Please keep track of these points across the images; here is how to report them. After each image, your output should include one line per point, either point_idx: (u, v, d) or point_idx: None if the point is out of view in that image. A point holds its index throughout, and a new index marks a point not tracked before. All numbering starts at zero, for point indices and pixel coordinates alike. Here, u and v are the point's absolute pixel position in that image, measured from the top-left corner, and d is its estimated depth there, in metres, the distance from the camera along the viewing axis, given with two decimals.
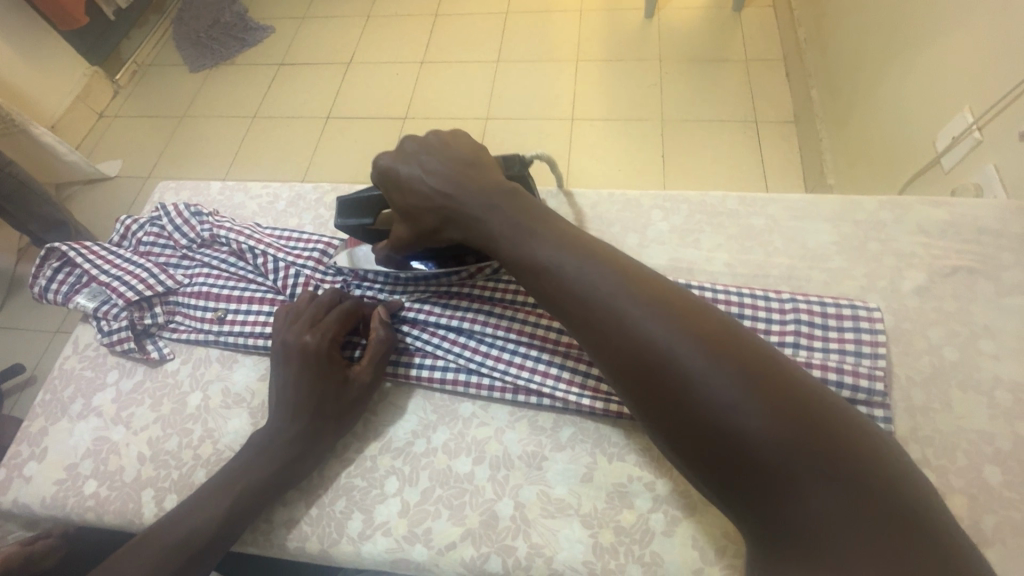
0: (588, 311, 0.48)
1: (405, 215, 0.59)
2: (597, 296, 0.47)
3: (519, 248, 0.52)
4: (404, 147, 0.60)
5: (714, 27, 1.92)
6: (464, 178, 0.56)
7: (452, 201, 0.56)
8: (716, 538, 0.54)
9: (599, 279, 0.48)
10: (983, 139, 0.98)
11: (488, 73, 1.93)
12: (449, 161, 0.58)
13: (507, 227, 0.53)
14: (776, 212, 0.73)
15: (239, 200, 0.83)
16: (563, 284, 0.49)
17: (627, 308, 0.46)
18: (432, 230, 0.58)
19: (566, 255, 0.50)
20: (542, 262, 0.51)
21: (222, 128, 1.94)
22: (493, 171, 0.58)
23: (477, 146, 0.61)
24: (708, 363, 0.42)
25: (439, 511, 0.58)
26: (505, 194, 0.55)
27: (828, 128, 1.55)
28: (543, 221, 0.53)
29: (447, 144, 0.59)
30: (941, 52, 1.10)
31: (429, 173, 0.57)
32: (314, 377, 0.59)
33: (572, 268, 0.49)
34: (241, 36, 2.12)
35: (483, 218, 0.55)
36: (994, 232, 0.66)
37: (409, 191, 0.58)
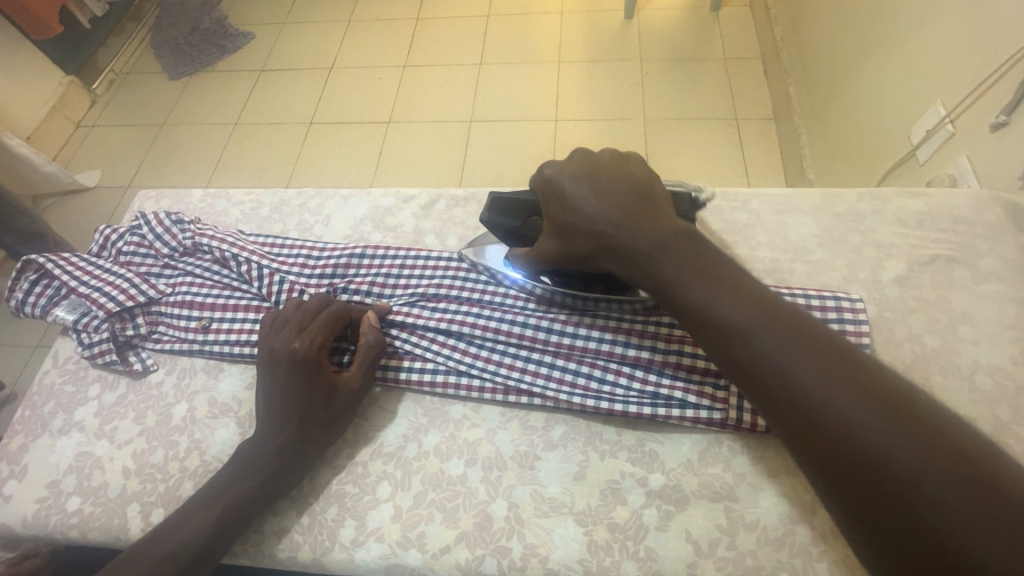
0: (772, 377, 0.42)
1: (557, 231, 0.56)
2: (785, 363, 0.41)
3: (690, 298, 0.47)
4: (573, 163, 0.57)
5: (693, 27, 1.94)
6: (632, 210, 0.52)
7: (617, 228, 0.51)
8: (709, 531, 0.54)
9: (790, 345, 0.42)
10: (956, 131, 1.01)
11: (471, 77, 1.93)
12: (621, 186, 0.54)
13: (677, 273, 0.48)
14: (757, 206, 0.74)
15: (221, 207, 0.82)
16: (742, 346, 0.43)
17: (828, 381, 0.40)
18: (584, 255, 0.54)
19: (745, 313, 0.44)
20: (714, 319, 0.45)
21: (202, 136, 1.91)
22: (667, 206, 0.53)
23: (652, 174, 0.56)
24: (920, 451, 0.36)
25: (432, 515, 0.57)
26: (676, 233, 0.50)
27: (807, 124, 1.58)
28: (716, 274, 0.47)
29: (619, 168, 0.56)
30: (916, 47, 1.12)
31: (597, 198, 0.53)
32: (304, 384, 0.58)
33: (767, 336, 0.43)
34: (221, 43, 2.10)
35: (654, 258, 0.49)
36: (968, 221, 0.68)
37: (570, 211, 0.54)
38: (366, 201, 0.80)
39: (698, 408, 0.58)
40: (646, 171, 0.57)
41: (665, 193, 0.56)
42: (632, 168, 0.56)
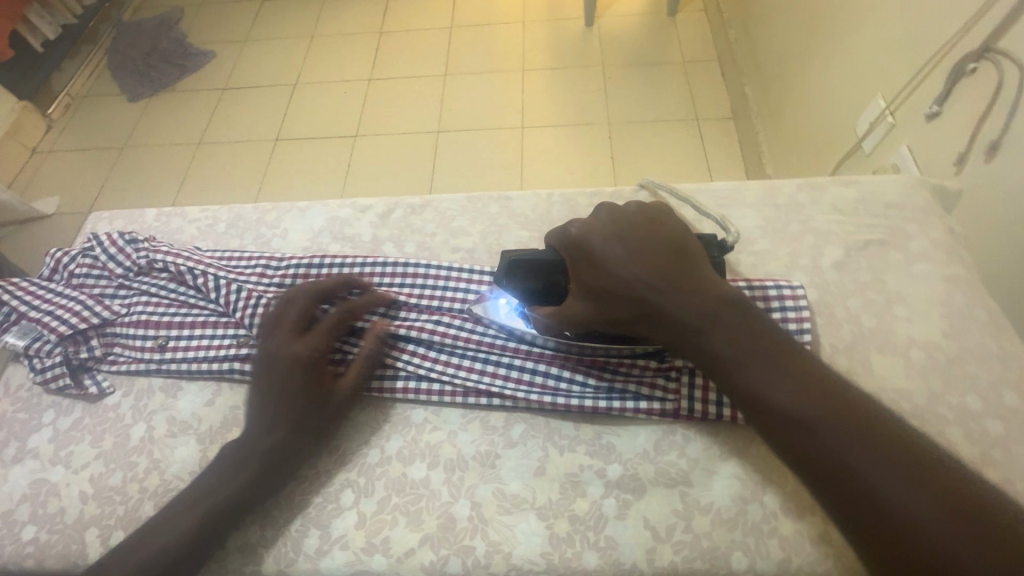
0: (814, 452, 0.45)
1: (593, 293, 0.56)
2: (829, 440, 0.44)
3: (740, 374, 0.48)
4: (603, 221, 0.58)
5: (651, 32, 2.00)
6: (674, 275, 0.53)
7: (654, 293, 0.53)
8: (666, 516, 0.56)
9: (833, 421, 0.45)
10: (896, 123, 1.06)
11: (437, 88, 1.95)
12: (656, 246, 0.55)
13: (729, 349, 0.49)
14: (704, 201, 0.77)
15: (177, 224, 0.81)
16: (789, 422, 0.46)
17: (867, 454, 0.43)
18: (620, 318, 0.55)
19: (791, 391, 0.47)
20: (763, 396, 0.47)
21: (165, 157, 1.89)
22: (703, 262, 0.55)
23: (682, 228, 0.58)
24: (941, 517, 0.40)
25: (396, 519, 0.58)
26: (721, 301, 0.51)
27: (764, 121, 1.64)
28: (764, 345, 0.49)
29: (652, 225, 0.57)
30: (855, 45, 1.18)
31: (635, 260, 0.54)
32: (302, 386, 0.59)
33: (797, 403, 0.46)
34: (181, 62, 2.08)
35: (705, 330, 0.50)
36: (899, 206, 0.72)
37: (607, 275, 0.54)
38: (323, 213, 0.80)
39: (651, 400, 0.60)
40: (677, 223, 0.58)
41: (697, 245, 0.57)
42: (664, 226, 0.57)
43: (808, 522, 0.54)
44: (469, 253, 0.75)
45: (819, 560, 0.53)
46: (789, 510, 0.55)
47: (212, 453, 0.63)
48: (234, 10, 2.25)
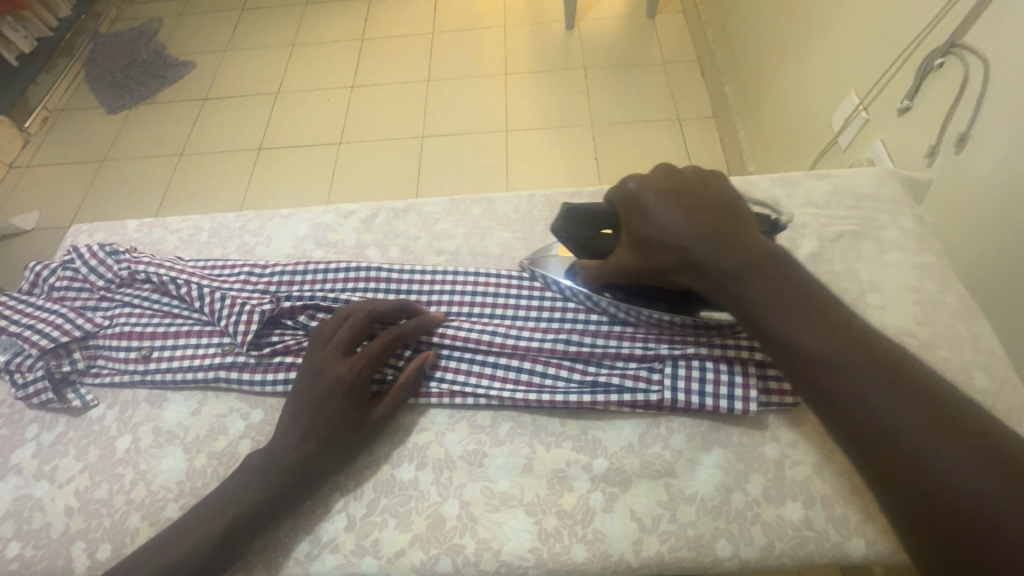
0: (840, 395, 0.43)
1: (638, 242, 0.56)
2: (860, 385, 0.43)
3: (774, 320, 0.47)
4: (656, 176, 0.58)
5: (632, 34, 2.02)
6: (720, 226, 0.52)
7: (697, 243, 0.52)
8: (652, 507, 0.57)
9: (867, 366, 0.43)
10: (869, 117, 1.09)
11: (420, 93, 1.96)
12: (706, 202, 0.55)
13: (767, 295, 0.48)
14: None
15: (158, 235, 0.81)
16: (819, 366, 0.44)
17: (896, 401, 0.41)
18: (663, 269, 0.55)
19: (827, 338, 0.45)
20: (796, 340, 0.46)
21: (147, 169, 1.87)
22: (750, 222, 0.54)
23: (734, 191, 0.57)
24: (991, 491, 0.36)
25: (386, 521, 0.58)
26: (766, 254, 0.50)
27: (744, 119, 1.67)
28: (804, 296, 0.48)
29: (705, 184, 0.56)
30: (828, 43, 1.21)
31: (683, 211, 0.54)
32: (341, 405, 0.57)
33: (838, 357, 0.44)
34: (161, 74, 2.07)
35: (744, 276, 0.50)
36: (870, 198, 0.74)
37: (653, 223, 0.54)
38: (306, 219, 0.81)
39: (635, 394, 0.61)
40: (730, 188, 0.57)
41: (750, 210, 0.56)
42: (717, 186, 0.56)
43: (790, 507, 0.56)
44: (453, 256, 0.76)
45: (801, 544, 0.54)
46: (772, 496, 0.56)
47: (199, 463, 0.63)
48: (214, 19, 2.24)
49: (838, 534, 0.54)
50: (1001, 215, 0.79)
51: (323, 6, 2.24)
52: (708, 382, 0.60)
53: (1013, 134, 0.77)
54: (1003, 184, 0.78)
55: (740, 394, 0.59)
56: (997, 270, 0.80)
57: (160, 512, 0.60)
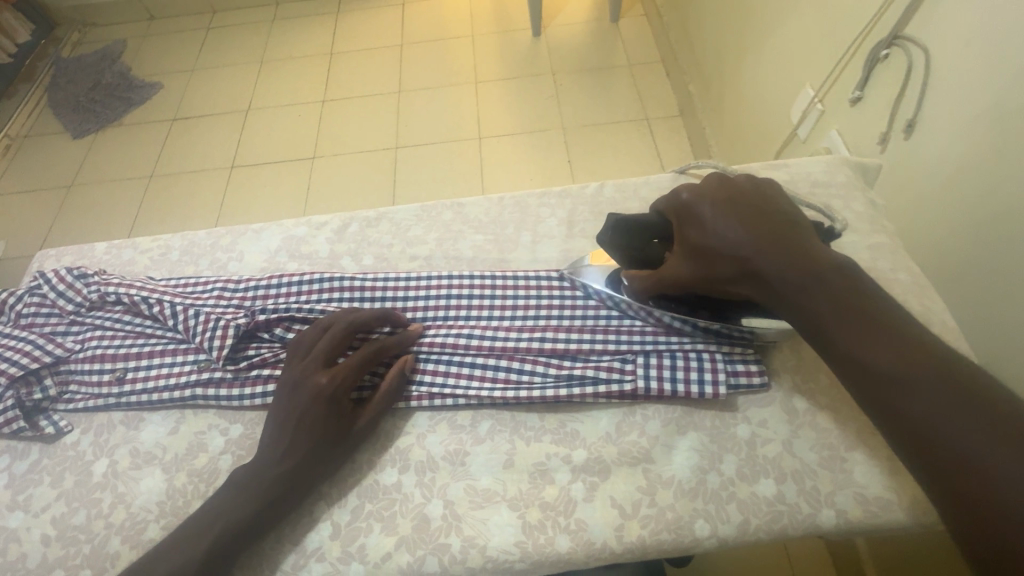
0: (907, 409, 0.43)
1: (692, 251, 0.57)
2: (928, 400, 0.42)
3: (836, 329, 0.48)
4: (713, 188, 0.59)
5: (598, 38, 2.07)
6: (779, 235, 0.53)
7: (758, 253, 0.53)
8: (631, 493, 0.58)
9: (937, 381, 0.42)
10: (825, 109, 1.14)
11: (392, 105, 1.97)
12: (763, 212, 0.56)
13: (831, 305, 0.48)
14: (648, 193, 0.80)
15: (128, 256, 0.80)
16: (885, 379, 0.44)
17: (965, 415, 0.40)
18: (721, 279, 0.55)
19: (893, 352, 0.44)
20: (861, 354, 0.46)
21: (116, 192, 1.84)
22: (807, 231, 0.54)
23: (789, 203, 0.58)
24: None
25: (371, 526, 0.58)
26: (825, 261, 0.50)
27: (709, 117, 1.71)
28: (870, 308, 0.47)
29: (766, 194, 0.57)
30: (784, 39, 1.26)
31: (740, 221, 0.55)
32: (325, 415, 0.58)
33: (891, 360, 0.44)
34: (126, 96, 2.04)
35: (806, 287, 0.50)
36: (824, 184, 0.78)
37: (710, 233, 0.55)
38: (278, 233, 0.81)
39: (609, 384, 0.62)
40: (785, 200, 0.58)
41: (805, 217, 0.57)
42: (777, 198, 0.57)
43: (763, 484, 0.58)
44: (427, 261, 0.77)
45: (776, 519, 0.56)
46: (745, 475, 0.58)
47: (179, 481, 0.62)
48: (178, 39, 2.22)
49: (810, 507, 0.56)
50: (949, 196, 0.83)
51: (289, 22, 2.24)
52: (680, 369, 0.62)
53: (957, 118, 0.81)
54: (951, 166, 0.82)
55: (711, 378, 0.62)
56: (946, 249, 0.84)
57: (141, 533, 0.59)
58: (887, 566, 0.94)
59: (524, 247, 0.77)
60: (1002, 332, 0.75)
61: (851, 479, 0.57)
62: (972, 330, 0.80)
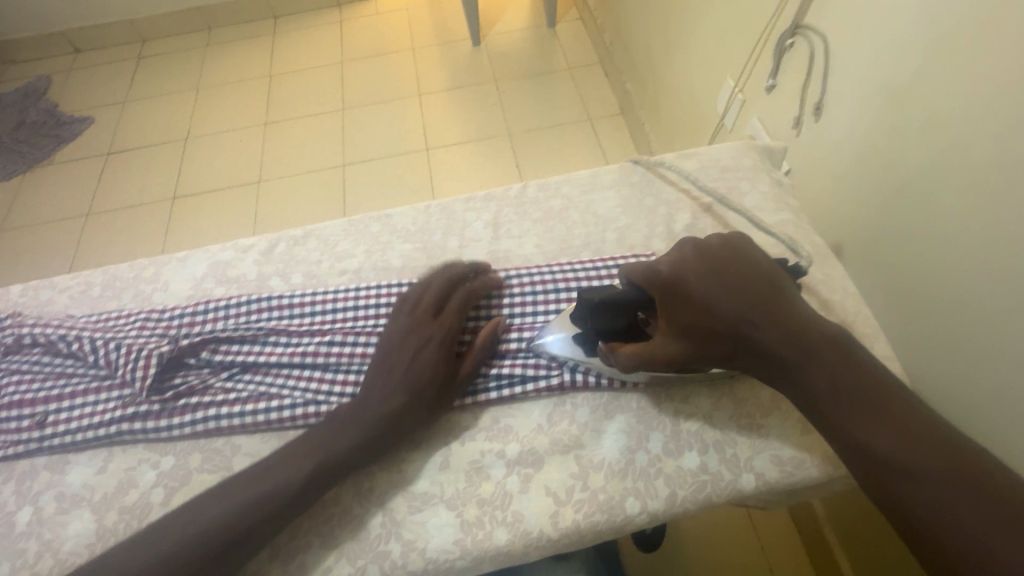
0: (906, 494, 0.43)
1: (683, 328, 0.55)
2: (931, 487, 0.42)
3: (832, 408, 0.47)
4: (689, 256, 0.57)
5: (536, 44, 2.11)
6: (768, 307, 0.52)
7: (751, 328, 0.52)
8: (564, 481, 0.60)
9: (938, 467, 0.42)
10: (744, 98, 1.20)
11: (337, 123, 1.96)
12: (748, 280, 0.54)
13: (831, 389, 0.47)
14: (569, 190, 0.83)
15: (46, 296, 0.78)
16: (887, 465, 0.44)
17: (963, 499, 0.41)
18: (717, 354, 0.54)
19: (895, 437, 0.44)
20: (863, 442, 0.45)
21: (51, 234, 1.77)
22: (792, 295, 0.54)
23: (766, 263, 0.56)
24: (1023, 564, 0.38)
25: (310, 543, 0.58)
26: (815, 333, 0.50)
27: (647, 113, 1.76)
28: (867, 388, 0.47)
29: (743, 260, 0.56)
30: (704, 34, 1.31)
31: (728, 294, 0.53)
32: (438, 356, 0.62)
33: (887, 439, 0.44)
34: (55, 133, 1.97)
35: (805, 366, 0.49)
36: (732, 168, 0.82)
37: (700, 309, 0.54)
38: (204, 259, 0.80)
39: (537, 380, 0.65)
40: (762, 257, 0.57)
41: (782, 273, 0.56)
42: (754, 260, 0.56)
43: (687, 457, 0.60)
44: (356, 274, 0.77)
45: (700, 489, 0.59)
46: (671, 450, 0.61)
47: (109, 520, 0.61)
48: (108, 71, 2.16)
49: (731, 473, 0.59)
50: (850, 174, 0.88)
51: (225, 46, 2.21)
52: None
53: (854, 100, 0.86)
54: (851, 147, 0.87)
55: None
56: (851, 224, 0.89)
57: None
58: (841, 523, 0.99)
59: (452, 253, 0.78)
60: (900, 294, 0.80)
61: (767, 442, 0.61)
62: (874, 296, 0.86)
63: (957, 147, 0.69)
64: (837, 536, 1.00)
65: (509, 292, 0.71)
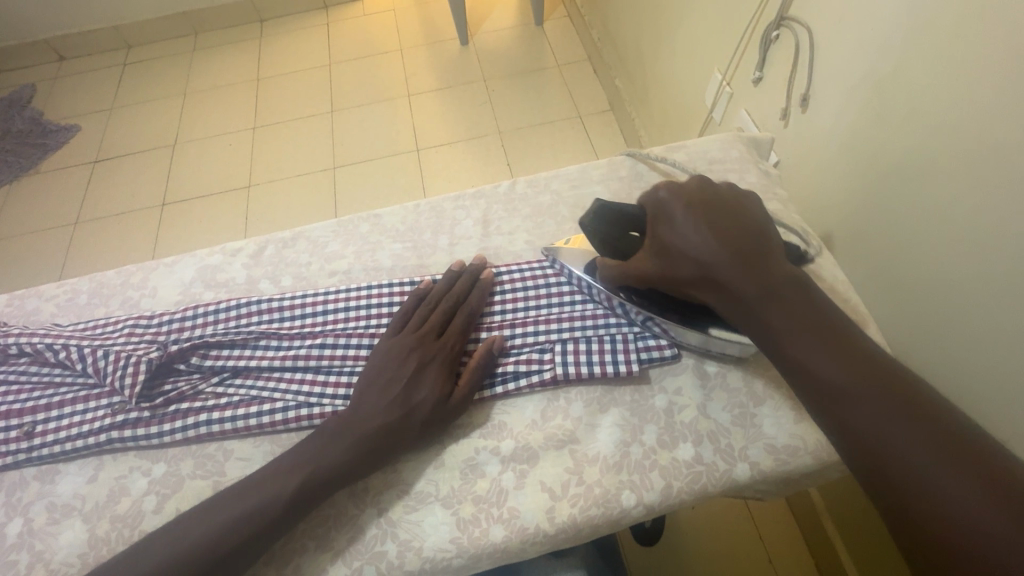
0: (852, 421, 0.43)
1: (660, 251, 0.57)
2: (876, 413, 0.42)
3: (788, 340, 0.47)
4: (686, 189, 0.59)
5: (524, 42, 2.11)
6: (747, 243, 0.53)
7: (722, 257, 0.53)
8: (559, 475, 0.60)
9: (883, 391, 0.42)
10: (732, 91, 1.20)
11: (326, 126, 1.95)
12: (734, 222, 0.55)
13: (787, 321, 0.48)
14: (558, 186, 0.83)
15: (32, 305, 0.77)
16: (837, 392, 0.44)
17: (909, 426, 0.41)
18: (684, 280, 0.55)
19: (843, 362, 0.45)
20: (811, 366, 0.45)
21: (39, 243, 1.76)
22: (777, 246, 0.55)
23: (760, 215, 0.58)
24: (961, 486, 0.37)
25: (305, 545, 0.58)
26: (783, 274, 0.51)
27: (636, 108, 1.77)
28: (822, 321, 0.47)
29: (736, 207, 0.57)
30: (691, 27, 1.32)
31: (710, 224, 0.55)
32: (432, 378, 0.61)
33: (836, 367, 0.44)
34: (40, 142, 1.95)
35: (766, 299, 0.50)
36: (719, 160, 0.82)
37: (679, 235, 0.56)
38: (192, 264, 0.79)
39: (530, 374, 0.64)
40: (759, 210, 0.58)
41: (776, 231, 0.57)
42: (748, 209, 0.57)
43: (682, 448, 0.60)
44: (347, 274, 0.77)
45: (696, 479, 0.59)
46: (665, 442, 0.61)
47: (101, 530, 0.60)
48: (93, 78, 2.14)
49: (726, 463, 0.59)
50: (838, 164, 0.88)
51: (212, 51, 2.19)
52: (594, 352, 0.65)
53: (840, 88, 0.86)
54: (838, 136, 0.88)
55: (624, 358, 0.64)
56: (839, 214, 0.89)
57: None
58: (837, 510, 1.00)
59: (442, 251, 0.78)
60: (889, 280, 0.81)
61: (761, 432, 0.61)
62: (864, 284, 0.86)
63: (943, 130, 0.69)
64: (837, 528, 1.01)
65: (501, 290, 0.71)
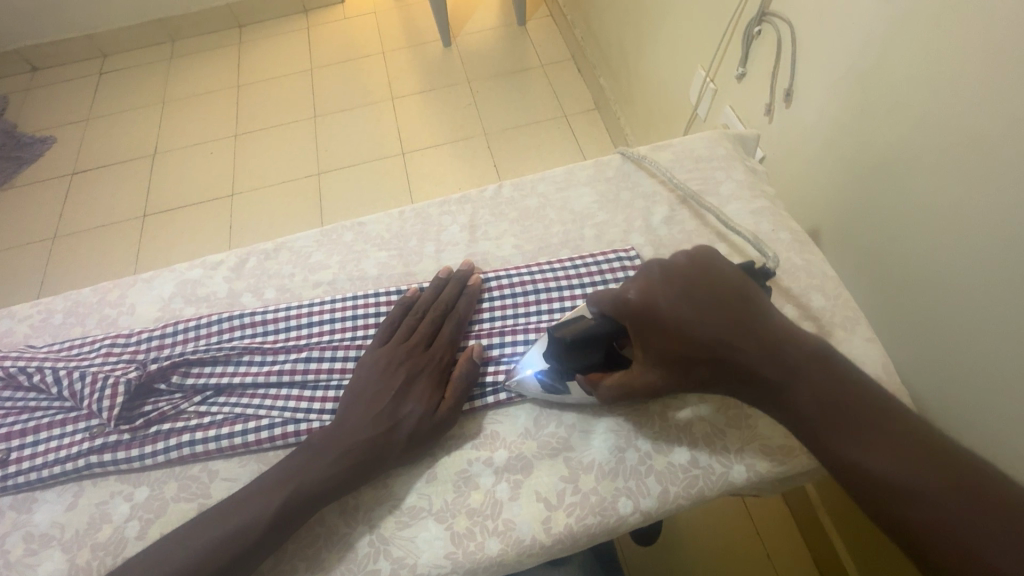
0: (912, 520, 0.39)
1: (661, 360, 0.52)
2: (935, 508, 0.38)
3: (824, 431, 0.44)
4: (657, 282, 0.53)
5: (508, 42, 2.10)
6: (745, 329, 0.48)
7: (731, 354, 0.48)
8: (554, 485, 0.59)
9: (938, 485, 0.39)
10: (716, 87, 1.20)
11: (309, 131, 1.92)
12: (719, 303, 0.50)
13: (822, 411, 0.44)
14: (545, 189, 0.82)
15: (5, 325, 0.75)
16: (888, 489, 0.40)
17: (972, 520, 0.37)
18: (701, 381, 0.51)
19: (888, 453, 0.41)
20: (855, 460, 0.42)
21: (15, 259, 1.71)
22: (772, 317, 0.49)
23: (735, 277, 0.52)
24: None
25: (295, 566, 0.56)
26: (795, 351, 0.46)
27: (621, 107, 1.76)
28: (851, 399, 0.44)
29: (711, 281, 0.52)
30: (674, 25, 1.31)
31: (699, 317, 0.50)
32: (422, 390, 0.60)
33: (882, 458, 0.41)
34: (13, 155, 1.90)
35: (792, 389, 0.45)
36: (706, 158, 0.82)
37: (676, 339, 0.50)
38: (171, 279, 0.77)
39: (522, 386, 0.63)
40: (733, 273, 0.53)
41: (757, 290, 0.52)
42: (724, 277, 0.52)
43: (677, 453, 0.60)
44: (331, 285, 0.75)
45: (692, 483, 0.58)
46: (660, 446, 0.60)
47: (81, 559, 0.58)
48: (68, 88, 2.09)
49: (721, 466, 0.59)
50: (824, 159, 0.88)
51: (190, 57, 2.16)
52: None
53: (823, 84, 0.86)
54: (823, 132, 0.88)
55: None
56: (826, 208, 0.89)
57: None
58: (833, 502, 1.00)
59: (428, 259, 0.76)
60: (878, 275, 0.81)
61: (756, 434, 0.61)
62: (854, 278, 0.86)
63: (931, 128, 0.68)
64: (832, 519, 1.01)
65: (490, 296, 0.70)
